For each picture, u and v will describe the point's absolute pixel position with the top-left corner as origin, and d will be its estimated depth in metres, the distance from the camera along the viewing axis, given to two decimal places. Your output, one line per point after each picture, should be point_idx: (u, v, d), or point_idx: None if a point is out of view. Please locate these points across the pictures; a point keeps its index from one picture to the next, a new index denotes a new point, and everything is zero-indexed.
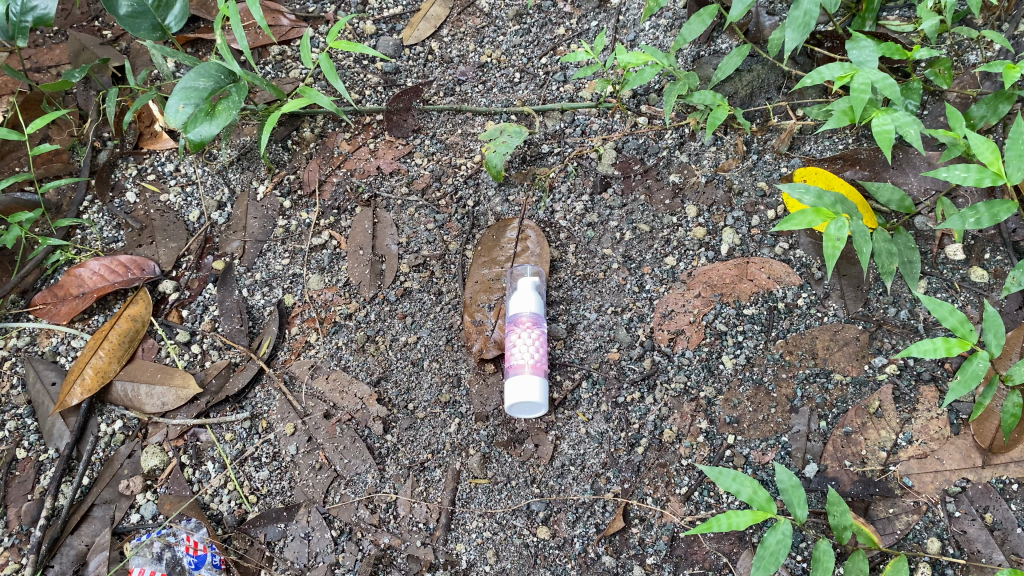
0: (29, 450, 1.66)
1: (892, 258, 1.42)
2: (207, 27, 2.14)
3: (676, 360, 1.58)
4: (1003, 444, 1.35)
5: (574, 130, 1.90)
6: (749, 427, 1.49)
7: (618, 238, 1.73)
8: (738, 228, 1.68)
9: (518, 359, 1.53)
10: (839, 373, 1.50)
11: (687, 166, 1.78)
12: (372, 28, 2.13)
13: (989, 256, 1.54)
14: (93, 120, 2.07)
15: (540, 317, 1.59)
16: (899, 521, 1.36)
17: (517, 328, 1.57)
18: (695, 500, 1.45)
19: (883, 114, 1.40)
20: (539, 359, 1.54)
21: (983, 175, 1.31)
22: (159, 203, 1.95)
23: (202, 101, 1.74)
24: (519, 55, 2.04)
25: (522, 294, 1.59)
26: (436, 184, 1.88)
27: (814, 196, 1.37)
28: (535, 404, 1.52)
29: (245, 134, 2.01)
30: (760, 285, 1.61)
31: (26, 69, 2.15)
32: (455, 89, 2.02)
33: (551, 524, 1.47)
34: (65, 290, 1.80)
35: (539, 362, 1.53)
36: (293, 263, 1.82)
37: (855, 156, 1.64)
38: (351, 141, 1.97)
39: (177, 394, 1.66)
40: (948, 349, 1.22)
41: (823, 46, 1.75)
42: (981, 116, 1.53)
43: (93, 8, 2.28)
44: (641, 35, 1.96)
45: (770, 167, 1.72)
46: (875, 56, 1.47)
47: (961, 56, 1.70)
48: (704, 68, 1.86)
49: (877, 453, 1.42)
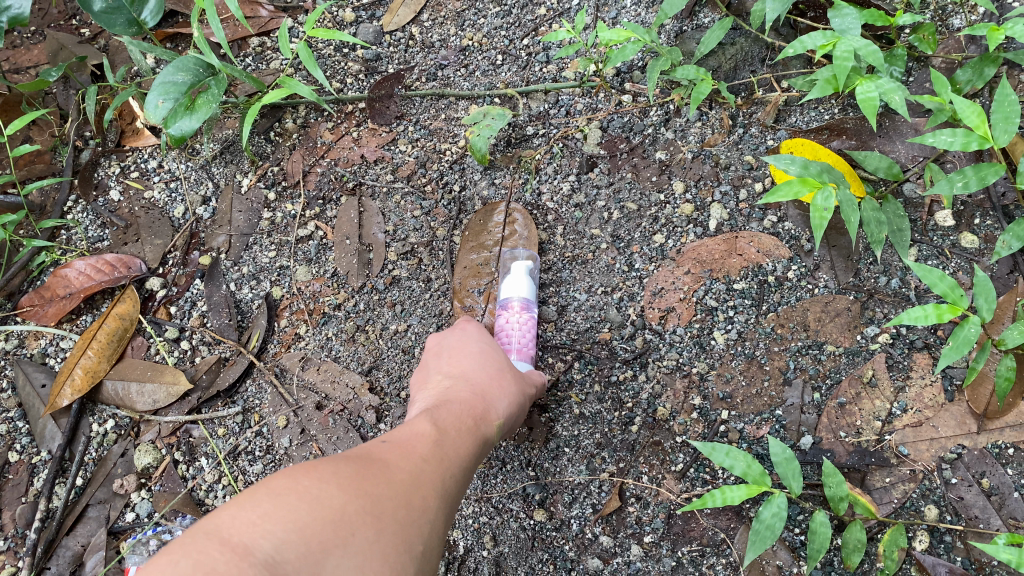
0: (21, 452, 1.65)
1: (881, 226, 1.40)
2: (186, 21, 2.12)
3: (667, 338, 1.57)
4: (998, 409, 1.33)
5: (559, 111, 1.87)
6: (743, 402, 1.48)
7: (606, 218, 1.72)
8: (725, 203, 1.67)
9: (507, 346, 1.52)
10: (831, 344, 1.49)
11: (673, 143, 1.76)
12: (352, 15, 2.11)
13: (979, 221, 1.52)
14: (74, 119, 2.05)
15: (531, 302, 1.57)
16: (895, 490, 1.36)
17: (506, 312, 1.55)
18: (691, 476, 1.44)
19: (867, 82, 1.37)
20: (525, 346, 1.54)
21: (969, 139, 1.30)
22: (143, 200, 1.94)
23: (182, 96, 1.72)
24: (501, 37, 2.02)
25: (514, 278, 1.56)
26: (421, 170, 1.86)
27: (799, 166, 1.36)
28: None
29: (227, 128, 1.98)
30: (749, 259, 1.60)
31: (5, 71, 2.14)
32: (437, 74, 2.00)
33: (548, 506, 1.47)
34: (52, 291, 1.78)
35: (524, 350, 1.54)
36: (280, 255, 1.81)
37: (841, 126, 1.62)
38: (334, 130, 1.95)
39: (168, 390, 1.65)
40: (939, 315, 1.21)
41: (806, 16, 1.72)
42: (967, 80, 1.52)
43: (70, 6, 2.26)
44: (623, 12, 1.94)
45: (756, 140, 1.71)
46: (859, 23, 1.43)
47: (945, 21, 1.68)
48: (687, 43, 1.84)
49: (872, 423, 1.42)
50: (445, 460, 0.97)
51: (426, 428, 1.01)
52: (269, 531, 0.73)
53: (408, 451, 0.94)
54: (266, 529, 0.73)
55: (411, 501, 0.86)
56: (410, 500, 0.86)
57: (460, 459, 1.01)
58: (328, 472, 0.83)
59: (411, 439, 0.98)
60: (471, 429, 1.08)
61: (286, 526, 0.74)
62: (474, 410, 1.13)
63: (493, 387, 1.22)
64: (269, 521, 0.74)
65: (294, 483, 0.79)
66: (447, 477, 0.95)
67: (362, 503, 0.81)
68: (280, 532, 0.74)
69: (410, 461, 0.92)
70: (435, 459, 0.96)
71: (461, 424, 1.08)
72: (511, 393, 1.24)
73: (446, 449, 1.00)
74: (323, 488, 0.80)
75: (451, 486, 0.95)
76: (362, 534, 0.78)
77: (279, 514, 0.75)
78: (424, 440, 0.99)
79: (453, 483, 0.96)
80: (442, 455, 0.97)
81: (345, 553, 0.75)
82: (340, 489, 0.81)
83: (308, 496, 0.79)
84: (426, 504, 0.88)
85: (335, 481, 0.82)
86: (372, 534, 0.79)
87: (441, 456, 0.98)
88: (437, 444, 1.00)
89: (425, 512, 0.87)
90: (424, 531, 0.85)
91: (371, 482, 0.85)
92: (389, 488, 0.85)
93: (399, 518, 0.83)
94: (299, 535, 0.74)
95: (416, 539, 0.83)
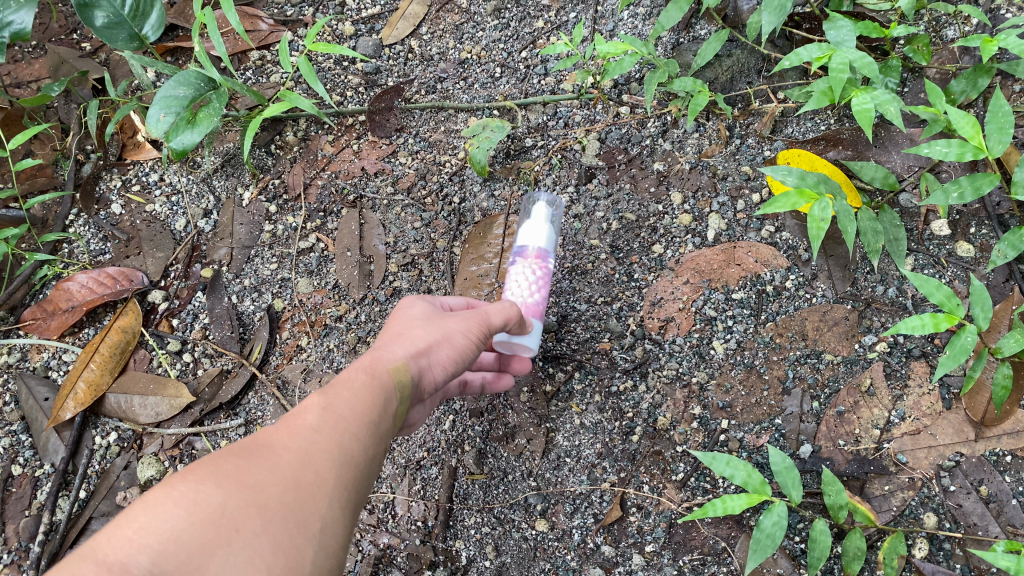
0: (24, 465, 1.66)
1: (878, 236, 1.41)
2: (186, 35, 2.14)
3: (667, 348, 1.58)
4: (995, 417, 1.35)
5: (557, 122, 1.89)
6: (742, 411, 1.49)
7: (605, 229, 1.74)
8: (723, 213, 1.68)
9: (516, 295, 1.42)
10: (830, 354, 1.50)
11: (671, 154, 1.78)
12: (351, 29, 2.13)
13: (974, 231, 1.54)
14: (76, 133, 2.07)
15: (548, 252, 1.47)
16: (894, 498, 1.36)
17: (523, 260, 1.45)
18: (691, 486, 1.45)
19: (863, 93, 1.38)
20: (534, 296, 1.42)
21: (964, 149, 1.31)
22: (145, 213, 1.95)
23: (183, 110, 1.73)
24: (499, 50, 2.04)
25: (534, 224, 1.46)
26: (421, 182, 1.87)
27: (797, 177, 1.36)
28: (519, 350, 1.40)
29: (229, 141, 1.99)
30: (747, 269, 1.61)
31: (7, 85, 2.16)
32: (437, 86, 2.02)
33: (549, 516, 1.48)
34: (54, 304, 1.80)
35: (534, 303, 1.43)
36: (281, 267, 1.82)
37: (838, 136, 1.64)
38: (335, 143, 1.96)
39: (171, 403, 1.66)
40: (936, 325, 1.22)
41: (802, 28, 1.75)
42: (961, 91, 1.53)
43: (71, 21, 2.28)
44: (620, 25, 1.96)
45: (753, 151, 1.73)
46: (853, 35, 1.45)
47: (939, 32, 1.70)
48: (683, 55, 1.86)
49: (870, 431, 1.42)
50: (340, 424, 0.95)
51: (316, 395, 0.97)
52: (146, 544, 0.74)
53: (296, 426, 0.92)
54: (139, 543, 0.74)
55: (300, 481, 0.86)
56: (299, 480, 0.86)
57: (358, 416, 0.98)
58: (205, 469, 0.83)
59: (299, 412, 0.95)
60: (373, 383, 1.04)
61: (160, 537, 0.75)
62: (374, 366, 1.07)
63: (399, 338, 1.14)
64: (144, 534, 0.75)
65: (168, 488, 0.79)
66: (345, 440, 0.94)
67: (244, 498, 0.81)
68: (155, 544, 0.75)
69: (297, 437, 0.90)
70: (327, 426, 0.93)
71: (360, 382, 1.03)
72: (428, 337, 1.14)
73: (339, 411, 0.96)
74: (201, 487, 0.80)
75: (351, 449, 0.94)
76: (247, 527, 0.79)
77: (153, 525, 0.76)
78: (315, 410, 0.95)
79: (354, 445, 0.94)
80: (335, 419, 0.95)
81: (231, 551, 0.77)
82: (217, 487, 0.81)
83: (184, 499, 0.79)
84: (321, 479, 0.88)
85: (213, 477, 0.82)
86: (259, 526, 0.80)
87: (336, 421, 0.95)
88: (330, 409, 0.96)
89: (320, 488, 0.87)
90: (320, 507, 0.86)
91: (253, 471, 0.84)
92: (273, 473, 0.85)
93: (288, 502, 0.83)
94: (176, 544, 0.75)
95: (312, 519, 0.84)
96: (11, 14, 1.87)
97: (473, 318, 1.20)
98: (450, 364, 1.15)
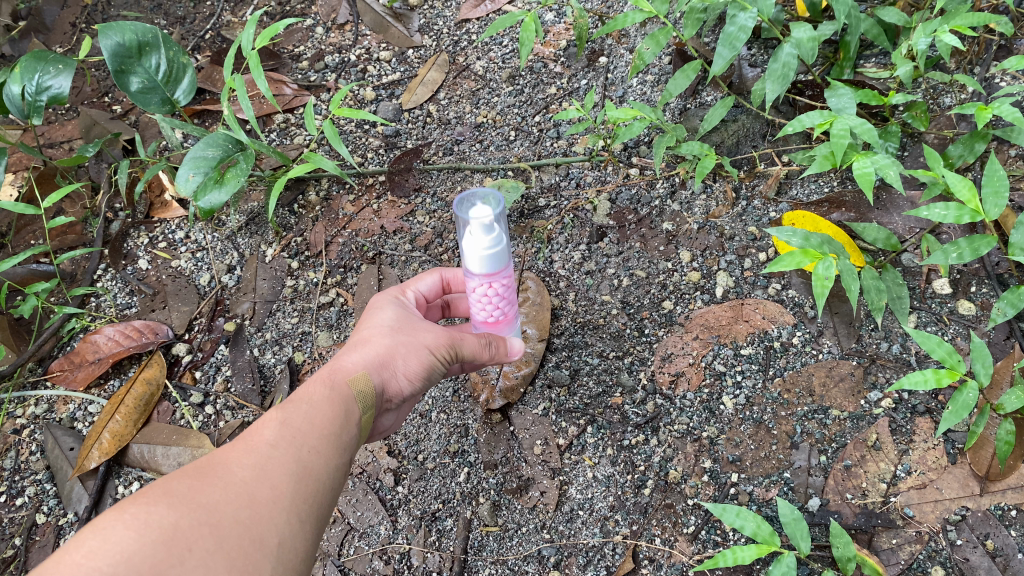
0: (49, 514, 1.69)
1: (880, 294, 1.45)
2: (213, 99, 2.25)
3: (678, 403, 1.62)
4: (1000, 471, 1.38)
5: (569, 183, 1.98)
6: (751, 465, 1.52)
7: (616, 285, 1.80)
8: (731, 270, 1.75)
9: (481, 316, 1.46)
10: (837, 409, 1.55)
11: (680, 215, 1.86)
12: (372, 94, 2.24)
13: (975, 290, 1.60)
14: (106, 192, 2.16)
15: (500, 276, 1.33)
16: (902, 551, 1.37)
17: (475, 291, 1.37)
18: (702, 539, 1.45)
19: (863, 158, 1.42)
20: (495, 314, 1.44)
21: (962, 212, 1.35)
22: (170, 269, 2.03)
23: (212, 170, 1.79)
24: (514, 114, 2.13)
25: (472, 264, 1.28)
26: (438, 239, 1.94)
27: (801, 238, 1.41)
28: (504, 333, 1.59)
29: (253, 201, 2.11)
30: (755, 325, 1.67)
31: (41, 145, 2.27)
32: (454, 148, 2.10)
33: (562, 568, 1.48)
34: (81, 356, 1.86)
35: (503, 315, 1.46)
36: (303, 321, 1.87)
37: (841, 200, 1.71)
38: (356, 202, 2.05)
39: (193, 453, 1.68)
40: (938, 380, 1.25)
41: (806, 94, 1.87)
42: (959, 155, 1.59)
43: (103, 85, 2.41)
44: (630, 91, 2.05)
45: (759, 212, 1.81)
46: (854, 102, 1.51)
47: (936, 100, 1.78)
48: (691, 119, 1.94)
49: (877, 485, 1.45)
50: (296, 439, 1.05)
51: (275, 413, 1.09)
52: (94, 568, 0.80)
53: (255, 444, 1.03)
54: (90, 567, 0.80)
55: (255, 498, 0.95)
56: (255, 496, 0.95)
57: (316, 429, 1.10)
58: (158, 494, 0.91)
59: (258, 431, 1.06)
60: (333, 396, 1.17)
61: (110, 560, 0.81)
62: (335, 380, 1.20)
63: (370, 351, 1.26)
64: (95, 557, 0.81)
65: (120, 512, 0.86)
66: (301, 453, 1.04)
67: (196, 516, 0.89)
68: (105, 567, 0.81)
69: (253, 455, 1.01)
70: (284, 442, 1.04)
71: (321, 397, 1.16)
72: (391, 351, 1.27)
73: (297, 425, 1.08)
74: (152, 509, 0.88)
75: (308, 462, 1.04)
76: (200, 545, 0.86)
77: (103, 549, 0.82)
78: (272, 428, 1.06)
79: (311, 458, 1.05)
80: (292, 435, 1.06)
81: (184, 569, 0.83)
82: (170, 508, 0.89)
83: (134, 522, 0.86)
84: (276, 493, 0.97)
85: (166, 500, 0.90)
86: (212, 543, 0.87)
87: (292, 436, 1.06)
88: (288, 427, 1.07)
89: (275, 503, 0.96)
90: (276, 521, 0.95)
91: (206, 491, 0.93)
92: (228, 492, 0.94)
93: (242, 518, 0.92)
94: (127, 565, 0.81)
95: (268, 533, 0.93)
96: (51, 79, 1.96)
97: (441, 340, 1.31)
98: (414, 376, 1.29)
